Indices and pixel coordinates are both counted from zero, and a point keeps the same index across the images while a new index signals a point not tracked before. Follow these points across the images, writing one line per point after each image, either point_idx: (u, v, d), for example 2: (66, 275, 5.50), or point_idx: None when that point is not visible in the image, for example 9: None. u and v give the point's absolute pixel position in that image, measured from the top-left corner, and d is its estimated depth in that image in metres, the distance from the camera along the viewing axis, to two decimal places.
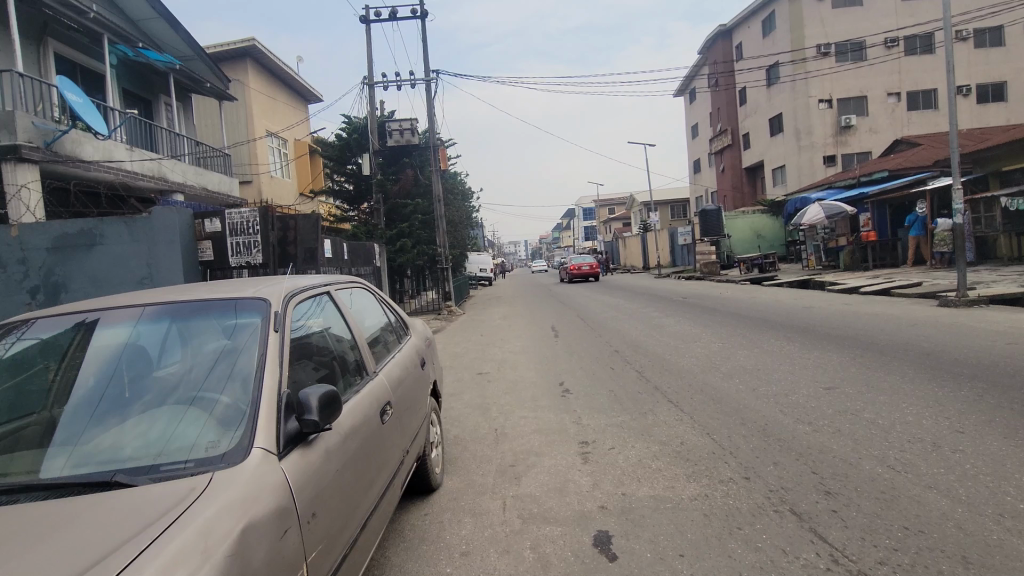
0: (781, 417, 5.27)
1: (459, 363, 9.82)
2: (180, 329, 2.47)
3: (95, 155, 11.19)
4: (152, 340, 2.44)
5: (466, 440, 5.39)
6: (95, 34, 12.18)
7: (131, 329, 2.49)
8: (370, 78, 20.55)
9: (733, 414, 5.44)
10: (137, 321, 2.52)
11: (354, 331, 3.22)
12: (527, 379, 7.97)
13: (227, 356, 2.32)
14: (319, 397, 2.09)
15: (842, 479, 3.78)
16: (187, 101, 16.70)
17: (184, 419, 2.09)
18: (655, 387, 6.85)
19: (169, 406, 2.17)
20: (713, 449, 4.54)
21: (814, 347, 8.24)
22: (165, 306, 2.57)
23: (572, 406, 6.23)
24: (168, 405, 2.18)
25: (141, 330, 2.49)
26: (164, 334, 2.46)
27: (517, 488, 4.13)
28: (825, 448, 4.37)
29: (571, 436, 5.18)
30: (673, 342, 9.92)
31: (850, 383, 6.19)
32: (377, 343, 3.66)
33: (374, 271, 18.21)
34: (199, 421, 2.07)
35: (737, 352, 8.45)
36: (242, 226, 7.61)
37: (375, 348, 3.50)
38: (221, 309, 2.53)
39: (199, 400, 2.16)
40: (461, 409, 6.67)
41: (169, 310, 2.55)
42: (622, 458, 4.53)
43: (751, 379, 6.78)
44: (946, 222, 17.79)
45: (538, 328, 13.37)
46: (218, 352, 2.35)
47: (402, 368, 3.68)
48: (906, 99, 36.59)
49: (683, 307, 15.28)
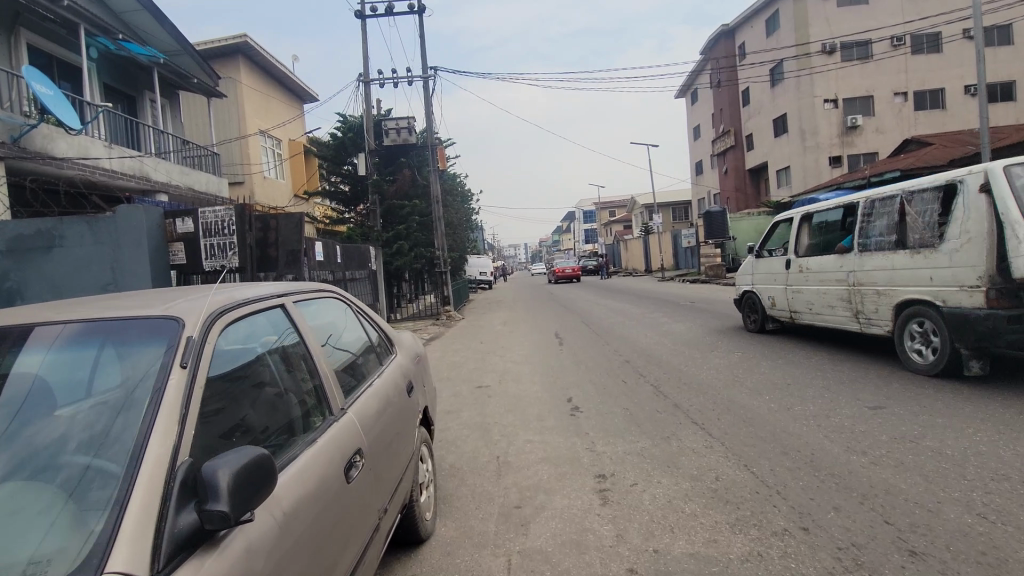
0: (828, 444, 4.55)
1: (458, 375, 9.10)
2: (94, 360, 1.76)
3: (69, 151, 10.52)
4: (67, 373, 1.76)
5: (464, 471, 4.68)
6: (71, 25, 11.51)
7: (40, 356, 1.81)
8: (366, 75, 19.90)
9: (771, 440, 4.73)
10: (43, 349, 1.83)
11: (315, 355, 2.49)
12: (532, 394, 7.25)
13: (133, 403, 1.59)
14: (233, 475, 1.39)
15: (925, 535, 3.07)
16: (174, 97, 16.02)
17: (59, 507, 1.38)
18: (675, 404, 6.14)
19: (46, 483, 1.46)
20: (757, 488, 3.83)
21: (844, 358, 7.53)
22: (86, 326, 1.87)
23: (584, 428, 5.51)
24: (49, 477, 1.47)
25: (51, 358, 1.81)
26: (75, 366, 1.76)
27: (524, 540, 3.41)
28: (892, 488, 3.66)
29: (586, 467, 4.48)
30: (688, 351, 9.20)
31: (897, 402, 5.48)
32: (351, 365, 2.92)
33: (370, 274, 17.51)
34: (76, 513, 1.36)
35: (760, 364, 7.73)
36: (216, 227, 6.85)
37: (346, 373, 2.77)
38: (143, 332, 1.81)
39: (85, 477, 1.44)
40: (458, 430, 5.96)
41: (85, 333, 1.85)
42: (648, 498, 3.82)
43: (782, 396, 6.08)
44: None
45: (541, 335, 12.63)
46: (126, 395, 1.62)
47: (383, 397, 2.94)
48: (912, 99, 35.96)
49: (692, 312, 14.55)
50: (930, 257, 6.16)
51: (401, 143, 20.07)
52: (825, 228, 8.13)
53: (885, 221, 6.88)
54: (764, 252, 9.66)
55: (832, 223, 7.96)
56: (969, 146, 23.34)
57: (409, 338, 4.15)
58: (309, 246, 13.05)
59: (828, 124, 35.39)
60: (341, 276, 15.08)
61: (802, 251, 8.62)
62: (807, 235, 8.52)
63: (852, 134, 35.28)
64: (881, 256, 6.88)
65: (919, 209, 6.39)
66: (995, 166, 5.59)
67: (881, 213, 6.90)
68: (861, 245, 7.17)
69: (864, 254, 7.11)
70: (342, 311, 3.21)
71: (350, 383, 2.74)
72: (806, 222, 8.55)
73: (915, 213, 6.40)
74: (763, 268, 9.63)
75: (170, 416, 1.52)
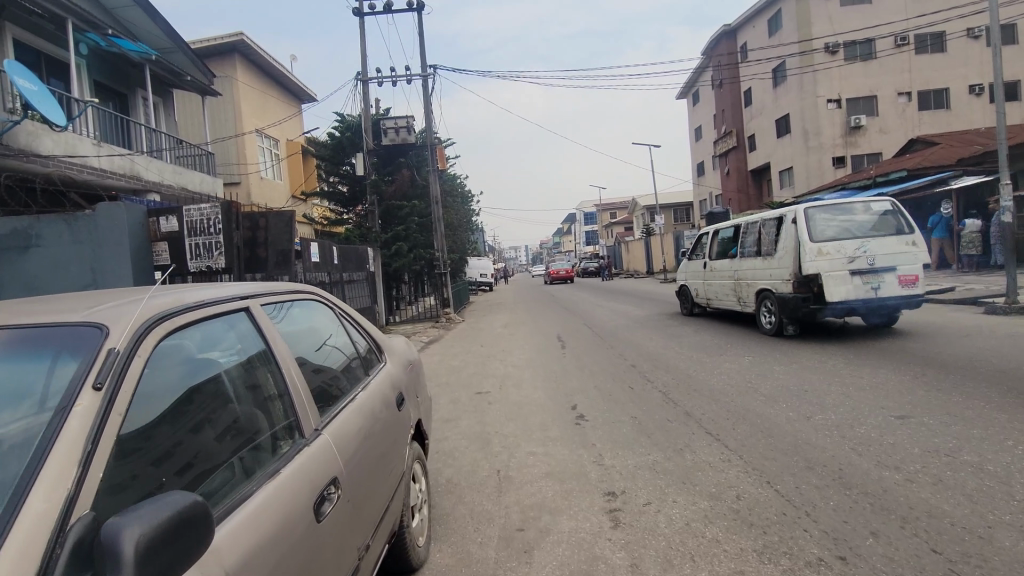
0: (855, 458, 4.21)
1: (457, 380, 8.76)
2: (26, 372, 1.46)
3: (55, 149, 10.24)
4: None
5: (462, 487, 4.33)
6: (60, 20, 11.23)
7: None
8: (365, 74, 19.56)
9: (794, 452, 4.39)
10: None
11: (287, 368, 2.15)
12: (534, 401, 6.90)
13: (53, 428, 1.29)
14: (144, 537, 1.09)
15: (980, 566, 2.73)
16: (168, 96, 15.72)
17: None
18: (687, 412, 5.80)
19: None
20: (783, 509, 3.48)
21: (861, 364, 7.19)
22: (19, 331, 1.57)
23: (590, 439, 5.17)
24: None
25: None
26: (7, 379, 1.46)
27: (528, 570, 3.05)
28: (935, 511, 3.31)
29: (594, 483, 4.14)
30: (696, 355, 8.86)
31: (925, 411, 5.14)
32: (332, 378, 2.56)
33: (368, 277, 17.18)
34: None
35: (773, 369, 7.38)
36: (202, 225, 6.46)
37: (323, 388, 2.41)
38: (75, 340, 1.50)
39: None
40: (456, 440, 5.63)
41: (24, 340, 1.54)
42: (664, 520, 3.47)
43: (798, 403, 5.75)
44: (975, 224, 16.78)
45: (543, 338, 12.29)
46: (46, 419, 1.32)
47: (368, 414, 2.58)
48: (916, 99, 35.62)
49: (698, 314, 14.19)
50: (770, 262, 9.40)
51: (400, 143, 19.73)
52: (723, 241, 11.36)
53: (753, 238, 10.08)
54: (693, 255, 12.80)
55: (728, 238, 11.15)
56: (977, 145, 22.98)
57: (403, 344, 3.83)
58: (305, 246, 12.71)
59: (832, 124, 35.09)
60: (338, 278, 14.76)
61: (713, 256, 11.86)
62: (715, 245, 11.74)
63: (856, 134, 34.96)
64: (749, 261, 10.10)
65: (769, 231, 9.60)
66: (801, 208, 8.85)
67: (751, 233, 10.10)
68: (737, 253, 10.44)
69: (741, 260, 10.34)
70: (325, 315, 2.89)
71: (330, 397, 2.42)
72: (716, 236, 11.66)
73: (766, 234, 9.63)
74: (693, 267, 12.76)
75: (68, 456, 1.24)
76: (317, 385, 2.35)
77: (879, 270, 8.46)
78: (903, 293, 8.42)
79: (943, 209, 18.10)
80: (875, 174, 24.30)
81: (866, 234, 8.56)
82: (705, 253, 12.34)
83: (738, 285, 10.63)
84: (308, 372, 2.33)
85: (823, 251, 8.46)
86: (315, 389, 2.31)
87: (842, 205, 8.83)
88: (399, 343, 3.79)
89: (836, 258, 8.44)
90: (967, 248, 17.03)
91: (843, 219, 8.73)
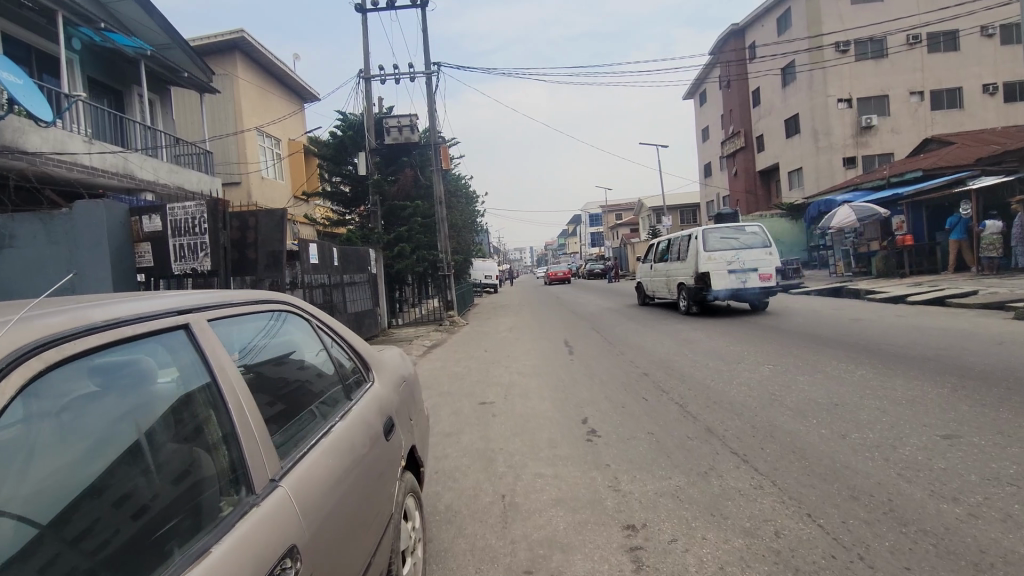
0: (906, 486, 3.73)
1: (461, 388, 8.35)
2: None
3: (43, 146, 9.90)
4: None
5: (463, 515, 3.90)
6: (52, 14, 10.89)
7: None
8: (367, 71, 19.15)
9: (835, 479, 3.92)
10: None
11: (236, 402, 1.76)
12: (541, 413, 6.44)
13: None
14: None
15: None
16: (165, 93, 15.39)
17: None
18: (708, 428, 5.33)
19: None
20: (831, 551, 3.02)
21: (893, 375, 6.70)
22: None
23: (604, 459, 4.72)
24: None
25: None
26: None
27: None
28: (1014, 557, 2.84)
29: (611, 513, 3.69)
30: (712, 362, 8.40)
31: (974, 430, 4.66)
32: (301, 409, 2.16)
33: (370, 279, 16.77)
34: None
35: (797, 380, 6.91)
36: (186, 224, 6.02)
37: (289, 423, 2.01)
38: None
39: None
40: (458, 458, 5.19)
41: None
42: (695, 563, 3.02)
43: (831, 419, 5.27)
44: (996, 225, 16.24)
45: (550, 343, 11.82)
46: None
47: (346, 450, 2.16)
48: (929, 98, 34.99)
49: (711, 318, 13.70)
50: (684, 265, 13.99)
51: (403, 142, 19.29)
52: (664, 249, 15.73)
53: (677, 248, 14.65)
54: (647, 258, 17.38)
55: (665, 247, 15.54)
56: (994, 144, 22.41)
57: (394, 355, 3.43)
58: (303, 247, 12.49)
59: (842, 124, 34.53)
60: (338, 280, 14.36)
61: (657, 260, 16.33)
62: (658, 254, 16.22)
63: (867, 134, 34.37)
64: (674, 264, 14.70)
65: (685, 245, 14.20)
66: (703, 229, 13.31)
67: (677, 244, 14.64)
68: (668, 259, 14.99)
69: (670, 263, 14.93)
70: (298, 328, 2.50)
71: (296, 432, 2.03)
72: (658, 246, 16.11)
73: (683, 246, 14.19)
74: (647, 268, 17.24)
75: None
76: (275, 419, 1.96)
77: (748, 270, 12.91)
78: (763, 287, 12.86)
79: (962, 210, 17.54)
80: (889, 174, 23.77)
81: (741, 247, 13.02)
82: (653, 257, 16.84)
83: (669, 281, 15.17)
84: (267, 405, 1.95)
85: (711, 258, 12.99)
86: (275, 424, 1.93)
87: (730, 228, 13.28)
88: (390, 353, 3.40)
89: (720, 263, 12.93)
90: (987, 250, 16.47)
91: (729, 236, 13.17)
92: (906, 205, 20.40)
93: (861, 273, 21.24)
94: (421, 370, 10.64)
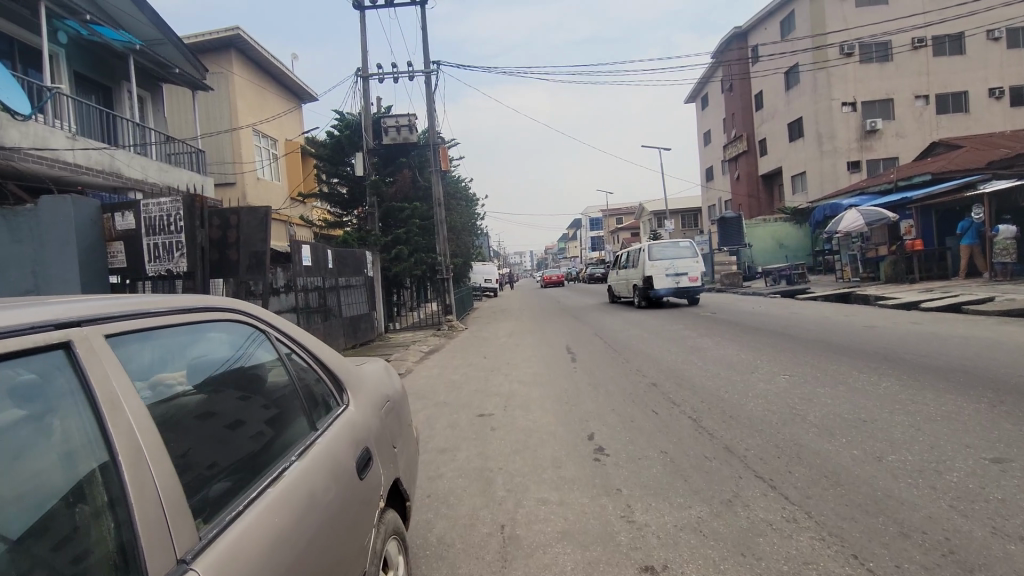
0: (962, 521, 3.26)
1: (459, 398, 7.89)
2: None
3: (24, 142, 9.43)
4: None
5: (457, 551, 3.44)
6: (36, 5, 10.49)
7: None
8: (365, 70, 18.73)
9: (879, 513, 3.46)
10: None
11: (140, 456, 1.33)
12: (544, 427, 5.99)
13: None
14: None
15: None
16: (157, 91, 14.99)
17: None
18: (727, 447, 4.87)
19: None
20: None
21: (922, 387, 6.23)
22: None
23: (615, 483, 4.27)
24: None
25: None
26: None
27: None
28: None
29: (626, 553, 3.23)
30: (723, 372, 7.94)
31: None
32: (240, 453, 1.71)
33: (366, 282, 16.32)
34: None
35: (817, 392, 6.45)
36: (161, 222, 5.60)
37: (216, 478, 1.56)
38: None
39: None
40: (453, 479, 4.73)
41: None
42: None
43: (864, 439, 4.80)
44: (1010, 230, 15.79)
45: (551, 350, 11.36)
46: None
47: (295, 505, 1.69)
48: (934, 102, 34.59)
49: (718, 324, 13.25)
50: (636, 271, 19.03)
51: (401, 142, 18.86)
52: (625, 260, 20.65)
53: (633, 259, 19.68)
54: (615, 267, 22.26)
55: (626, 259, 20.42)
56: (1004, 148, 22.02)
57: (377, 368, 3.02)
58: (295, 250, 12.11)
59: (847, 128, 34.15)
60: (333, 283, 13.89)
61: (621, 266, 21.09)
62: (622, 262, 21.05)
63: (872, 138, 33.97)
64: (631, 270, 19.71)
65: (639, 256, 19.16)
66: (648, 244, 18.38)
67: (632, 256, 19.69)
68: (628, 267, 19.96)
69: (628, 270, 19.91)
70: (259, 340, 2.09)
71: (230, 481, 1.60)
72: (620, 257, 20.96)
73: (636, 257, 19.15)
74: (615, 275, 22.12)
75: None
76: (200, 467, 1.54)
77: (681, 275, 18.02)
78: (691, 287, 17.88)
79: (974, 214, 17.10)
80: (896, 178, 23.35)
81: (676, 258, 18.05)
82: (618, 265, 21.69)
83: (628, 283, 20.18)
84: (188, 454, 1.51)
85: (653, 265, 18.07)
86: (199, 474, 1.50)
87: (667, 244, 18.30)
88: (373, 367, 2.99)
89: (660, 269, 18.00)
90: (1001, 256, 16.01)
91: (668, 250, 18.21)
92: (915, 209, 19.97)
93: (869, 279, 20.80)
94: (417, 377, 10.19)
